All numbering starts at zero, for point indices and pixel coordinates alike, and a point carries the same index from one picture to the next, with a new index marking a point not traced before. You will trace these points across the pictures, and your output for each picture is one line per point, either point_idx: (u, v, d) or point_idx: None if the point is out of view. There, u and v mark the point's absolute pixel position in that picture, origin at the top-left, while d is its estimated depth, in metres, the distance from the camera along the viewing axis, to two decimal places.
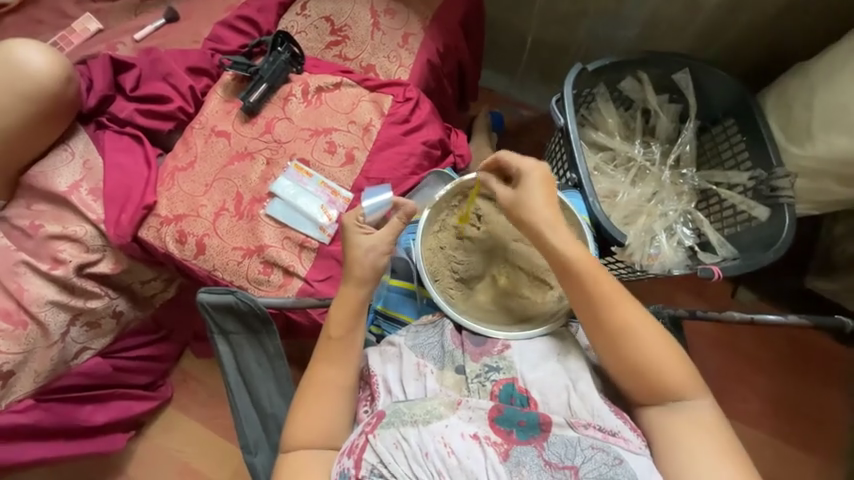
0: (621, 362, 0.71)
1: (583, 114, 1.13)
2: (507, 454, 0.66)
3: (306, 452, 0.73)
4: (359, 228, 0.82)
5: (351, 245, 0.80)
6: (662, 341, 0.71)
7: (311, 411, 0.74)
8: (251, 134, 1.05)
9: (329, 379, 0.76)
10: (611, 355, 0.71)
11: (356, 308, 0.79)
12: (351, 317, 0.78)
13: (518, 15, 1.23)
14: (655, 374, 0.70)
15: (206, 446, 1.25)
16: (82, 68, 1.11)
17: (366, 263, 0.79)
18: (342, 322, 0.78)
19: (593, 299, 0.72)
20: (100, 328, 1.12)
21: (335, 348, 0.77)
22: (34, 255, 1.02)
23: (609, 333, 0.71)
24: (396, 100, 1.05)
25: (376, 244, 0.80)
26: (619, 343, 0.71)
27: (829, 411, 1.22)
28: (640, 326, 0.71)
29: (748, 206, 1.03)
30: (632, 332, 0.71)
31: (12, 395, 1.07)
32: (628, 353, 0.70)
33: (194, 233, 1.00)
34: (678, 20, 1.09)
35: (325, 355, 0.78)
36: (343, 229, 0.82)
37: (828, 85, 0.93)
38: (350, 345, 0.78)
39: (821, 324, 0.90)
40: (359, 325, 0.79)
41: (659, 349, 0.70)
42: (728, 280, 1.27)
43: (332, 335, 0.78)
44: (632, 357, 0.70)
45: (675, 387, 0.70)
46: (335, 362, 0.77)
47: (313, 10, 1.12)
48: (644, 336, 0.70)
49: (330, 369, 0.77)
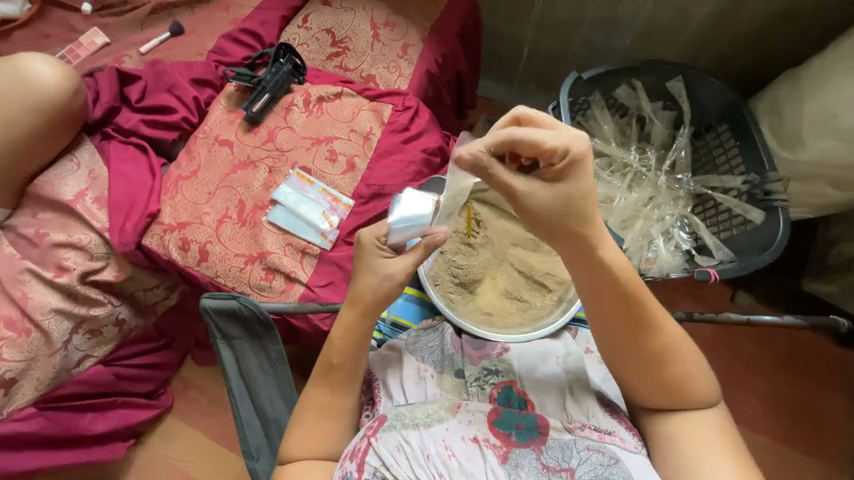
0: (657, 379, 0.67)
1: (579, 120, 1.15)
2: (506, 457, 0.67)
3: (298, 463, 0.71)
4: (378, 250, 0.73)
5: (367, 267, 0.73)
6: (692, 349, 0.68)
7: (307, 432, 0.71)
8: (253, 143, 1.07)
9: (331, 406, 0.72)
10: (648, 375, 0.67)
11: (362, 335, 0.73)
12: (354, 347, 0.73)
13: (514, 27, 1.25)
14: (684, 386, 0.67)
15: (207, 456, 1.24)
16: (89, 81, 1.14)
17: (377, 292, 0.72)
18: (350, 345, 0.73)
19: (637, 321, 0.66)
20: (101, 335, 1.12)
21: (337, 376, 0.73)
22: (38, 264, 1.04)
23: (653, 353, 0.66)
24: (396, 109, 1.08)
25: (393, 273, 0.72)
26: (664, 362, 0.66)
27: (829, 414, 1.23)
28: (681, 341, 0.67)
29: (743, 210, 1.05)
30: (675, 350, 0.66)
31: (12, 404, 1.07)
32: (668, 371, 0.66)
33: (197, 240, 1.02)
34: (670, 30, 1.12)
35: (327, 384, 0.73)
36: (360, 249, 0.74)
37: (818, 88, 0.95)
38: (353, 370, 0.73)
39: (818, 325, 0.92)
40: (361, 353, 0.73)
41: (692, 359, 0.67)
42: (726, 285, 1.30)
43: (333, 362, 0.73)
44: (672, 374, 0.66)
45: (697, 395, 0.67)
46: (338, 389, 0.73)
47: (315, 23, 1.15)
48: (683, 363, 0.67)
49: (331, 396, 0.73)
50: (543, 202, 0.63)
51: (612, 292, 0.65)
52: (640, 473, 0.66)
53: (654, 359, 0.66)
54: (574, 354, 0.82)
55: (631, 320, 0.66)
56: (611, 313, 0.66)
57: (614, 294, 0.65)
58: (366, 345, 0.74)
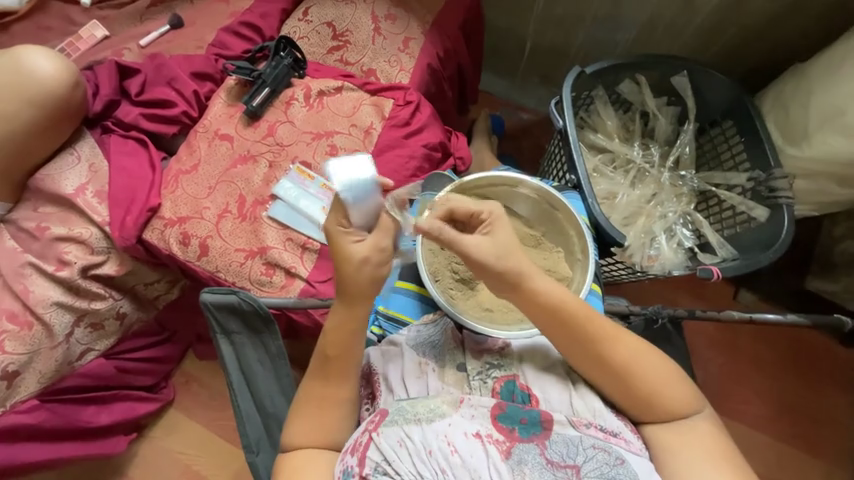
0: (625, 391, 0.71)
1: (582, 116, 1.14)
2: (508, 453, 0.65)
3: (319, 451, 0.71)
4: (346, 234, 0.68)
5: (342, 255, 0.68)
6: (658, 361, 0.72)
7: (303, 428, 0.71)
8: (253, 137, 1.07)
9: (327, 400, 0.72)
10: (615, 388, 0.72)
11: (351, 325, 0.71)
12: (350, 339, 0.71)
13: (517, 20, 1.24)
14: (652, 395, 0.71)
15: (209, 448, 1.25)
16: (89, 73, 1.14)
17: (362, 279, 0.68)
18: (344, 335, 0.71)
19: (607, 371, 0.71)
20: (103, 329, 1.13)
21: (334, 369, 0.72)
22: (39, 257, 1.04)
23: (632, 393, 0.71)
24: (397, 103, 1.07)
25: (371, 255, 0.68)
26: (628, 382, 0.71)
27: (833, 411, 1.22)
28: (640, 355, 0.72)
29: (748, 207, 1.04)
30: (640, 376, 0.71)
31: (16, 396, 1.08)
32: (635, 383, 0.71)
33: (197, 235, 1.01)
34: (675, 24, 1.11)
35: (324, 377, 0.72)
36: (327, 237, 0.69)
37: (824, 84, 0.94)
38: (352, 361, 0.72)
39: (819, 322, 0.91)
40: (357, 346, 0.72)
41: (661, 369, 0.72)
42: (729, 282, 1.27)
43: (329, 355, 0.72)
44: (639, 392, 0.71)
45: (680, 402, 0.71)
46: (335, 380, 0.72)
47: (316, 16, 1.14)
48: (662, 388, 0.71)
49: (328, 389, 0.72)
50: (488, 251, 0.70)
51: (563, 319, 0.72)
52: (645, 475, 0.66)
53: (614, 374, 0.71)
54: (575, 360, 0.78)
55: (579, 340, 0.72)
56: (561, 336, 0.73)
57: (560, 318, 0.72)
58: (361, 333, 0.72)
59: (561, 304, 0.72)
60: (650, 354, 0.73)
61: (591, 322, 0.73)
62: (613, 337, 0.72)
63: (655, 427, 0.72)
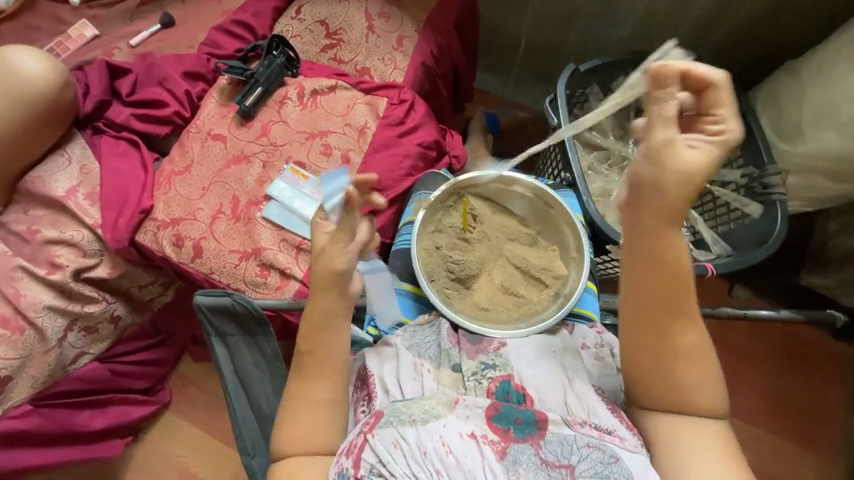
0: (653, 378, 0.66)
1: (576, 114, 1.11)
2: (503, 453, 0.65)
3: (298, 459, 0.69)
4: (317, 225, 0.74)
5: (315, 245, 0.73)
6: (707, 368, 0.66)
7: (294, 428, 0.70)
8: (246, 137, 1.06)
9: (314, 398, 0.71)
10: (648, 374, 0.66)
11: (322, 317, 0.72)
12: (321, 332, 0.72)
13: (511, 17, 1.23)
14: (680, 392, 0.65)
15: (207, 451, 1.24)
16: (79, 73, 1.13)
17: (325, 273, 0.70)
18: (321, 326, 0.72)
19: (663, 345, 0.65)
20: (97, 333, 1.12)
21: (309, 363, 0.72)
22: (30, 261, 1.03)
23: (662, 383, 0.66)
24: (391, 102, 1.06)
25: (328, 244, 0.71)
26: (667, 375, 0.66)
27: (828, 405, 1.23)
28: (694, 357, 0.65)
29: (741, 203, 1.03)
30: (683, 376, 0.65)
31: (9, 401, 1.07)
32: (667, 377, 0.66)
33: (191, 236, 1.00)
34: (670, 20, 1.10)
35: (300, 371, 0.72)
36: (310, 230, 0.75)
37: (817, 81, 0.94)
38: (325, 357, 0.72)
39: (813, 318, 0.92)
40: (329, 339, 0.72)
41: (704, 376, 0.66)
42: (724, 278, 1.27)
43: (303, 349, 0.72)
44: (667, 387, 0.66)
45: (705, 405, 0.65)
46: (313, 377, 0.72)
47: (309, 14, 1.13)
48: (697, 391, 0.65)
49: (308, 386, 0.71)
50: (684, 158, 0.59)
51: (661, 283, 0.64)
52: (641, 473, 0.64)
53: (663, 356, 0.65)
54: (570, 354, 0.80)
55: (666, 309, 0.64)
56: (651, 296, 0.64)
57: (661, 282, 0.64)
58: (332, 326, 0.72)
59: (675, 258, 0.63)
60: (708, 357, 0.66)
61: (686, 295, 0.65)
62: (691, 322, 0.65)
63: (671, 418, 0.67)
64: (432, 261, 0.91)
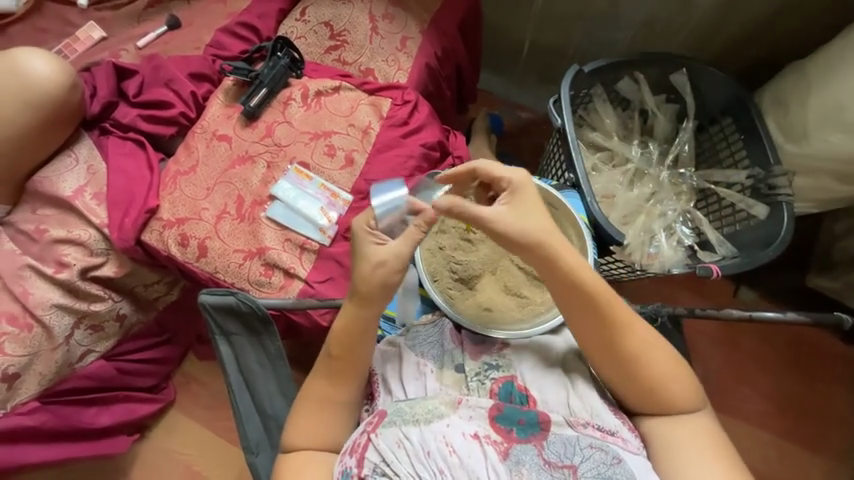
0: (623, 378, 0.69)
1: (580, 114, 1.13)
2: (507, 453, 0.65)
3: (304, 454, 0.71)
4: (369, 236, 0.72)
5: (362, 256, 0.71)
6: (667, 356, 0.69)
7: (308, 429, 0.71)
8: (251, 138, 1.07)
9: (329, 399, 0.72)
10: (616, 377, 0.70)
11: (361, 327, 0.72)
12: (357, 340, 0.72)
13: (515, 18, 1.24)
14: (660, 389, 0.68)
15: (212, 449, 1.25)
16: (87, 75, 1.14)
17: (374, 281, 0.70)
18: (352, 333, 0.72)
19: (617, 355, 0.69)
20: (103, 331, 1.13)
21: (339, 368, 0.72)
22: (39, 259, 1.04)
23: (636, 384, 0.69)
24: (395, 103, 1.07)
25: (387, 260, 0.70)
26: (633, 373, 0.69)
27: (834, 407, 1.22)
28: (651, 349, 0.69)
29: (747, 204, 1.04)
30: (651, 373, 0.68)
31: (17, 398, 1.08)
32: (637, 374, 0.68)
33: (196, 236, 1.01)
34: (674, 21, 1.10)
35: (328, 375, 0.72)
36: (353, 238, 0.73)
37: (824, 82, 0.94)
38: (357, 363, 0.72)
39: (820, 321, 0.91)
40: (364, 347, 0.72)
41: (669, 365, 0.69)
42: (729, 280, 1.27)
43: (334, 354, 0.72)
44: (642, 384, 0.69)
45: (679, 396, 0.69)
46: (339, 381, 0.72)
47: (313, 16, 1.13)
48: (671, 385, 0.69)
49: (332, 388, 0.72)
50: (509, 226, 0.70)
51: (582, 302, 0.69)
52: (642, 474, 0.65)
53: (620, 361, 0.69)
54: (574, 355, 0.79)
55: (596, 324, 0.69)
56: (579, 315, 0.70)
57: (582, 300, 0.69)
58: (368, 336, 0.72)
59: (589, 283, 0.69)
60: (663, 347, 0.70)
61: (612, 302, 0.69)
62: (628, 322, 0.69)
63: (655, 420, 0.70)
64: (435, 262, 0.92)
